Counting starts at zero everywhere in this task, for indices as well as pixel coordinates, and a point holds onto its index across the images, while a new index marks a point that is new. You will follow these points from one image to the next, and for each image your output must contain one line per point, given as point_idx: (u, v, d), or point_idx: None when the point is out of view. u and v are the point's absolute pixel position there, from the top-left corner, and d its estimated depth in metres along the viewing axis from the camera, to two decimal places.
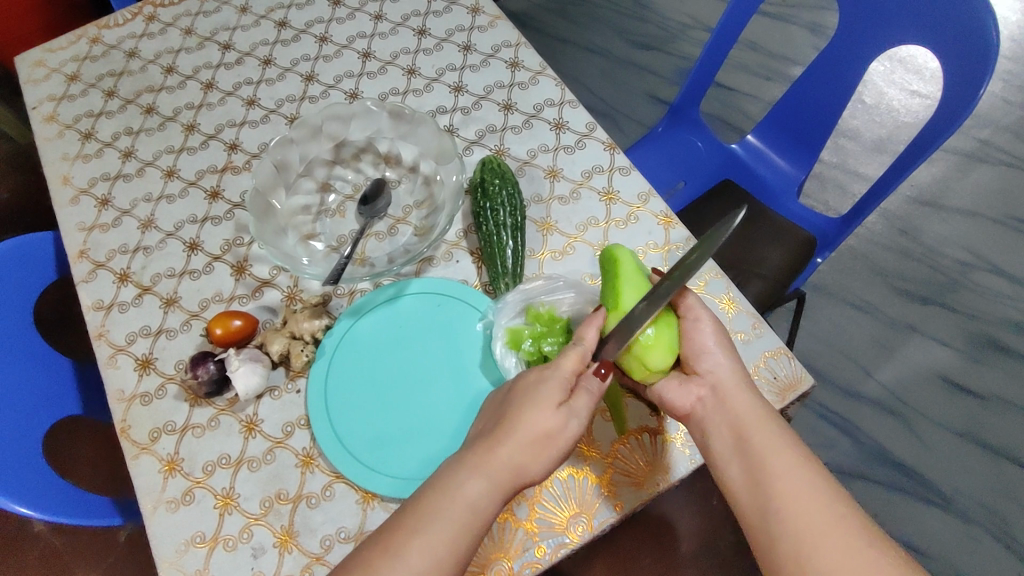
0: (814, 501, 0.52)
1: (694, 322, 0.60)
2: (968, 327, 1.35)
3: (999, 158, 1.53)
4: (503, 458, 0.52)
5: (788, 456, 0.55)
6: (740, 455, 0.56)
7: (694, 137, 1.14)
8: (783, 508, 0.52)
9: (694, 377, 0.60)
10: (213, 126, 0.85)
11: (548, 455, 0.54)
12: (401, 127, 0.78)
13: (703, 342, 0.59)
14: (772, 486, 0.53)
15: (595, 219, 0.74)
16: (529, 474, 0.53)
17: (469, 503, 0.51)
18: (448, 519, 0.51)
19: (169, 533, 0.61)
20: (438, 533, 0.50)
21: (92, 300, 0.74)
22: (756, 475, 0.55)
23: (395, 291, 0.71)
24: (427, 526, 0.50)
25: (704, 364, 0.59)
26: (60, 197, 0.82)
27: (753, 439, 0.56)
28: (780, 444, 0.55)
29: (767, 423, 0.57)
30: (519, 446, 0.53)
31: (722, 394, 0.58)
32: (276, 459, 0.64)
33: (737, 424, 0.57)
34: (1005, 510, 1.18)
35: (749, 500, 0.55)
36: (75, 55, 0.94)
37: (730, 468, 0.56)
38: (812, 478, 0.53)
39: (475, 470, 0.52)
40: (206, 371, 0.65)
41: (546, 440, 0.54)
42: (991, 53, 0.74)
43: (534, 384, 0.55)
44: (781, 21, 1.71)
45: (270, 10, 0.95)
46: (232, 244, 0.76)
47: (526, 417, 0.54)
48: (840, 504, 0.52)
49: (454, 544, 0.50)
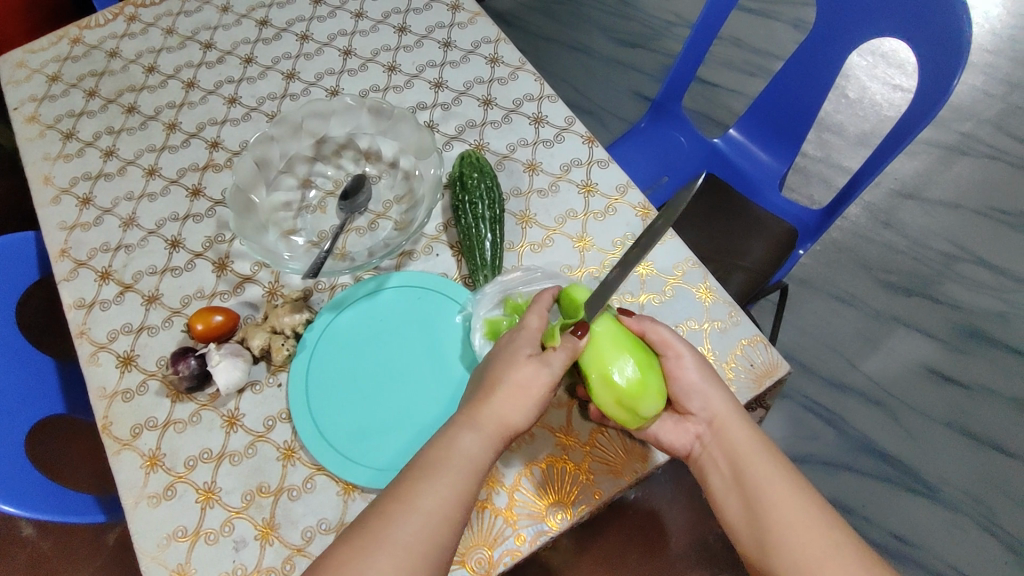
0: (808, 530, 0.54)
1: (676, 358, 0.60)
2: (952, 318, 1.36)
3: (981, 150, 1.55)
4: (487, 410, 0.55)
5: (783, 485, 0.56)
6: (737, 488, 0.58)
7: (677, 133, 1.15)
8: (779, 540, 0.54)
9: (689, 417, 0.61)
10: (194, 124, 0.86)
11: (526, 403, 0.55)
12: (382, 124, 0.79)
13: (687, 378, 0.60)
14: (770, 518, 0.55)
15: (574, 212, 0.75)
16: (512, 423, 0.55)
17: (465, 450, 0.53)
18: (449, 467, 0.52)
19: (151, 527, 0.61)
20: (445, 481, 0.52)
21: (73, 298, 0.74)
22: (752, 507, 0.56)
23: (376, 285, 0.72)
24: (434, 475, 0.52)
25: (696, 402, 0.60)
26: (41, 196, 0.82)
27: (748, 471, 0.57)
28: (775, 475, 0.57)
29: (762, 454, 0.58)
30: (500, 396, 0.55)
31: (718, 428, 0.59)
32: (258, 452, 0.64)
33: (733, 456, 0.59)
34: (991, 499, 1.19)
35: (747, 532, 0.56)
36: (56, 56, 0.94)
37: (727, 500, 0.58)
38: (807, 509, 0.55)
39: (464, 422, 0.55)
40: (187, 366, 0.65)
41: (524, 390, 0.55)
42: (965, 44, 0.75)
43: (504, 348, 0.58)
44: (765, 18, 1.73)
45: (251, 8, 0.96)
46: (214, 240, 0.77)
47: (502, 369, 0.56)
48: (834, 531, 0.54)
49: (459, 492, 0.52)
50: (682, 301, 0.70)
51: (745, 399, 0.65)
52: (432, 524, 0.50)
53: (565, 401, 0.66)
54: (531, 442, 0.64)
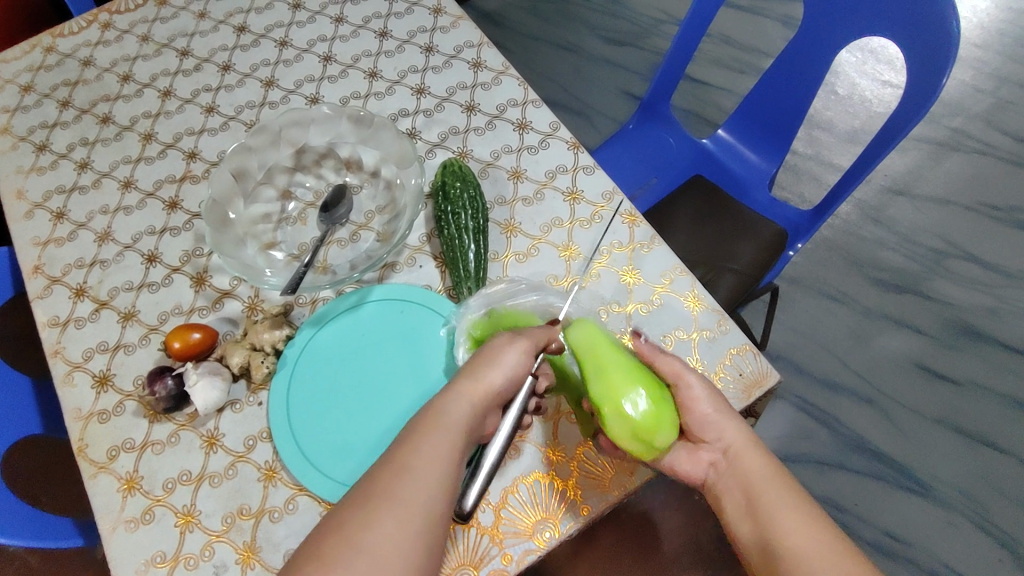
0: (821, 560, 0.50)
1: (686, 389, 0.58)
2: (944, 315, 1.36)
3: (971, 145, 1.54)
4: (464, 378, 0.55)
5: (798, 514, 0.53)
6: (751, 517, 0.55)
7: (666, 134, 1.13)
8: (791, 571, 0.50)
9: (703, 446, 0.60)
10: (171, 135, 0.84)
11: (502, 362, 0.56)
12: (362, 132, 0.77)
13: (701, 408, 0.58)
14: (782, 546, 0.51)
15: (559, 220, 0.74)
16: (491, 383, 0.55)
17: (449, 409, 0.53)
18: (434, 424, 0.52)
19: (129, 554, 0.60)
20: (433, 437, 0.50)
21: (47, 316, 0.72)
22: (764, 535, 0.53)
23: (357, 299, 0.70)
24: (418, 435, 0.51)
25: (710, 432, 0.59)
26: (13, 212, 0.80)
27: (761, 499, 0.55)
28: (789, 503, 0.54)
29: (778, 482, 0.56)
30: (474, 363, 0.56)
31: (733, 456, 0.58)
32: (238, 473, 0.63)
33: (747, 484, 0.56)
34: (984, 496, 1.19)
35: (760, 565, 0.53)
36: (29, 65, 0.92)
37: (741, 531, 0.55)
38: (824, 539, 0.51)
39: (444, 390, 0.55)
40: (164, 386, 0.63)
41: (497, 355, 0.57)
42: (953, 43, 0.74)
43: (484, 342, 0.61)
44: (754, 15, 1.72)
45: (229, 14, 0.94)
46: (192, 255, 0.75)
47: (477, 350, 0.59)
48: (852, 566, 0.49)
49: (449, 444, 0.50)
50: (670, 310, 0.68)
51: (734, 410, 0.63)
52: (428, 477, 0.48)
53: (553, 415, 0.64)
54: (518, 458, 0.62)
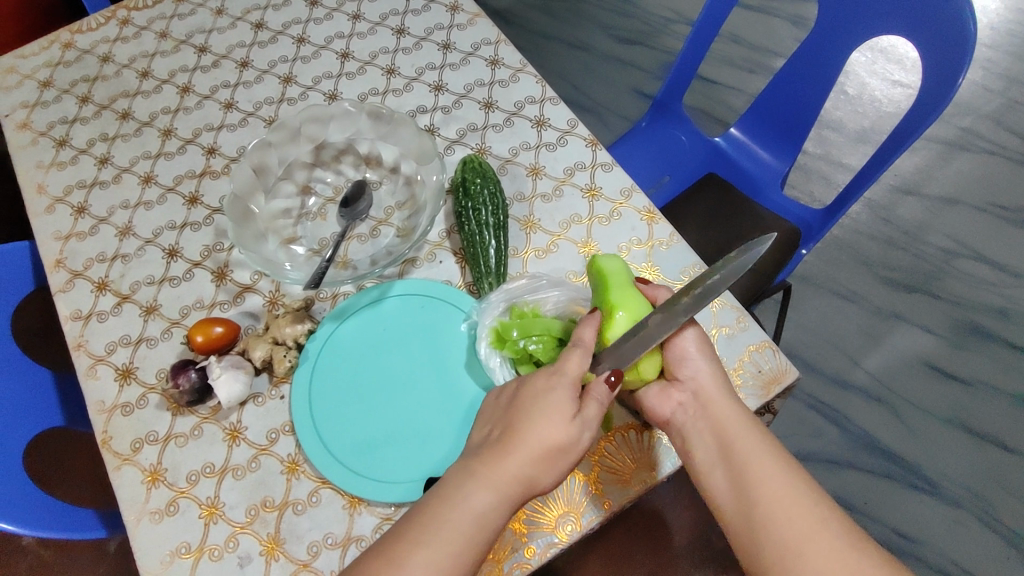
0: (796, 506, 0.53)
1: (676, 328, 0.61)
2: (954, 315, 1.36)
3: (981, 146, 1.54)
4: (511, 470, 0.53)
5: (770, 461, 0.55)
6: (724, 461, 0.57)
7: (678, 132, 1.14)
8: (766, 515, 0.53)
9: (675, 384, 0.61)
10: (191, 130, 0.84)
11: (560, 464, 0.54)
12: (381, 128, 0.77)
13: (683, 347, 0.60)
14: (756, 492, 0.54)
15: (579, 217, 0.74)
16: (540, 486, 0.53)
17: (475, 513, 0.51)
18: (453, 529, 0.51)
19: (153, 544, 0.60)
20: (446, 544, 0.50)
21: (69, 310, 0.72)
22: (739, 481, 0.55)
23: (379, 294, 0.71)
24: (430, 540, 0.50)
25: (685, 370, 0.60)
26: (35, 206, 0.80)
27: (734, 444, 0.57)
28: (761, 448, 0.56)
29: (749, 428, 0.57)
30: (532, 457, 0.53)
31: (703, 399, 0.59)
32: (261, 466, 0.63)
33: (718, 429, 0.58)
34: (993, 495, 1.19)
35: (733, 508, 0.55)
36: (48, 61, 0.92)
37: (713, 475, 0.57)
38: (796, 483, 0.54)
39: (483, 481, 0.52)
40: (188, 379, 0.64)
41: (559, 452, 0.54)
42: (968, 43, 0.75)
43: (539, 398, 0.55)
44: (764, 14, 1.72)
45: (246, 11, 0.94)
46: (212, 249, 0.76)
47: (537, 424, 0.54)
48: (821, 507, 0.53)
49: (461, 555, 0.50)
50: None
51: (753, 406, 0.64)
52: None
53: None
54: None
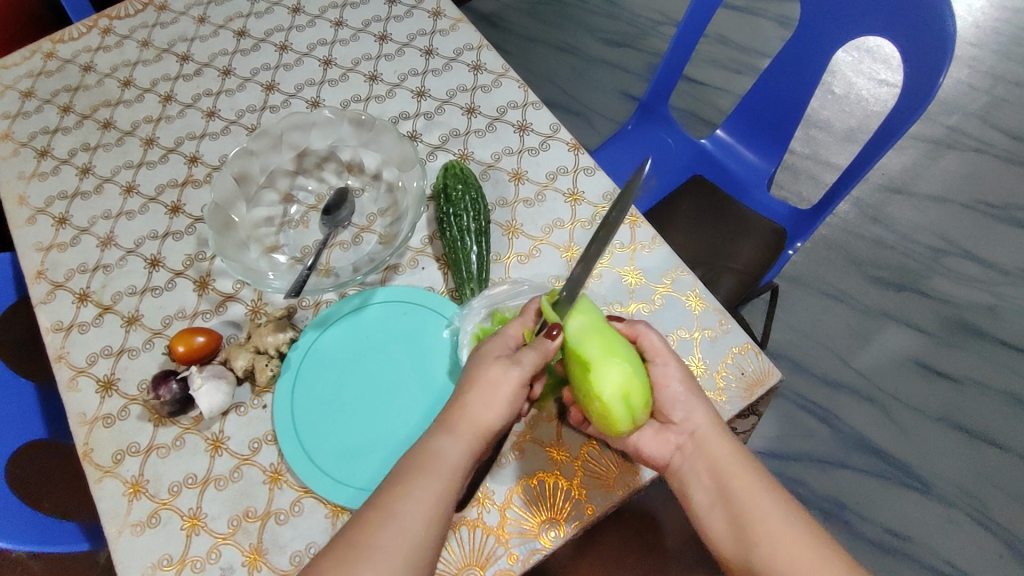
0: (795, 544, 0.52)
1: (662, 367, 0.59)
2: (942, 312, 1.36)
3: (967, 143, 1.55)
4: (461, 415, 0.54)
5: (767, 500, 0.55)
6: (721, 503, 0.56)
7: (664, 134, 1.14)
8: (764, 557, 0.52)
9: (671, 426, 0.59)
10: (173, 139, 0.84)
11: (497, 402, 0.54)
12: (363, 135, 0.77)
13: (671, 387, 0.59)
14: (754, 533, 0.53)
15: (561, 221, 0.74)
16: (485, 424, 0.54)
17: (439, 455, 0.53)
18: (425, 471, 0.52)
19: (135, 556, 0.60)
20: (422, 483, 0.51)
21: (51, 322, 0.72)
22: (737, 522, 0.54)
23: (360, 301, 0.71)
24: (404, 481, 0.51)
25: (678, 412, 0.59)
26: (16, 218, 0.80)
27: (732, 484, 0.56)
28: (758, 486, 0.56)
29: (746, 468, 0.57)
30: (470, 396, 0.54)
31: (699, 439, 0.58)
32: (244, 476, 0.63)
33: (715, 470, 0.57)
34: (985, 493, 1.19)
35: (731, 548, 0.54)
36: (29, 71, 0.92)
37: (711, 515, 0.56)
38: (793, 523, 0.53)
39: (438, 427, 0.54)
40: (169, 391, 0.63)
41: (491, 390, 0.54)
42: (949, 42, 0.75)
43: (477, 354, 0.58)
44: (750, 15, 1.73)
45: (229, 19, 0.94)
46: (194, 259, 0.75)
47: (474, 369, 0.56)
48: (822, 542, 0.52)
49: (433, 490, 0.51)
50: (671, 310, 0.69)
51: (737, 409, 0.64)
52: (412, 532, 0.49)
53: (556, 414, 0.65)
54: (523, 458, 0.63)
